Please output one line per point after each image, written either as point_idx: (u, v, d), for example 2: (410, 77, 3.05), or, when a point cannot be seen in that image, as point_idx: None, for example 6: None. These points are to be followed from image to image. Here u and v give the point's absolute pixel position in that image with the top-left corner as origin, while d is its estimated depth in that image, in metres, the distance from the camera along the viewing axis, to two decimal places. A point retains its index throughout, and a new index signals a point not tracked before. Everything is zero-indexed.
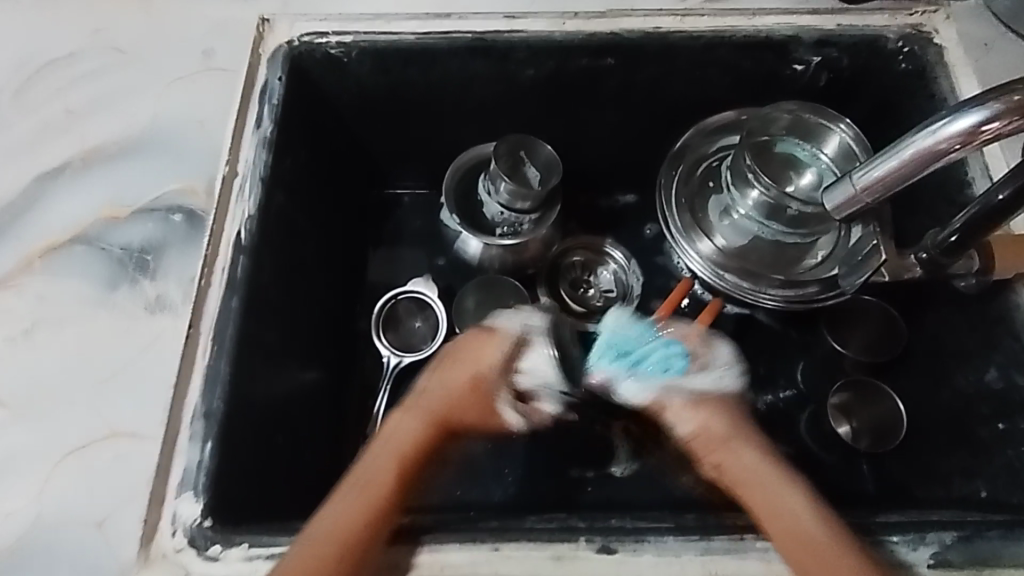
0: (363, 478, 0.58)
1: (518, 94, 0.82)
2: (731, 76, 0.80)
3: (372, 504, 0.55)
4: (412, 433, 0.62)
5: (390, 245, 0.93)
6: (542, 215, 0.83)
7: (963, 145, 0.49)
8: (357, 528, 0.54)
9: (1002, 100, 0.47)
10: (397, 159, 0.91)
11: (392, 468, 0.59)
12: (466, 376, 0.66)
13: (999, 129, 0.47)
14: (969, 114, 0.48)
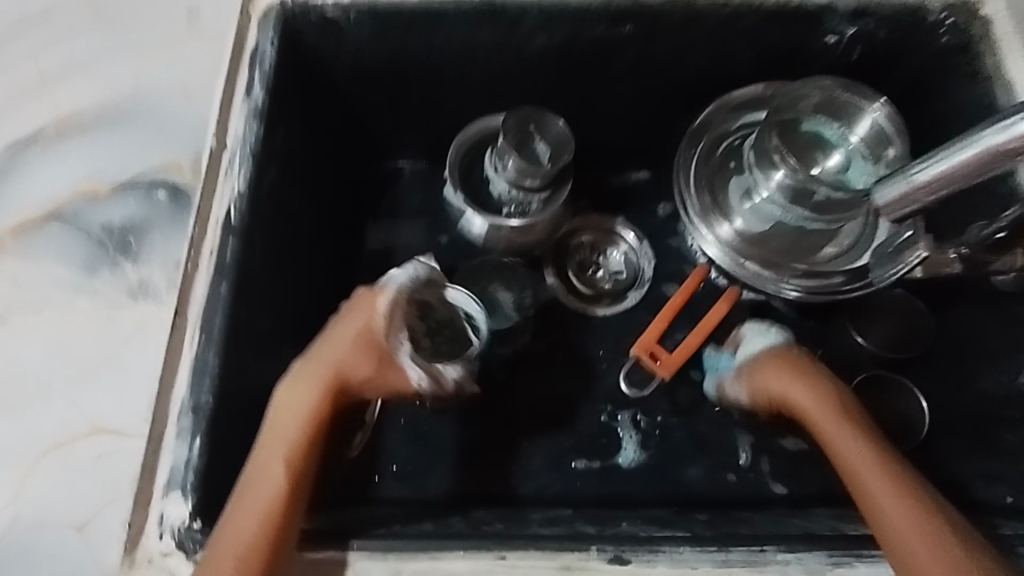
0: (253, 474, 0.53)
1: (528, 64, 0.76)
2: (758, 48, 0.74)
3: (270, 502, 0.51)
4: (305, 413, 0.57)
5: (389, 222, 0.88)
6: (551, 194, 0.78)
7: None
8: (249, 526, 0.49)
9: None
10: (397, 131, 0.85)
11: (283, 457, 0.54)
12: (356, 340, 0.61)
13: None
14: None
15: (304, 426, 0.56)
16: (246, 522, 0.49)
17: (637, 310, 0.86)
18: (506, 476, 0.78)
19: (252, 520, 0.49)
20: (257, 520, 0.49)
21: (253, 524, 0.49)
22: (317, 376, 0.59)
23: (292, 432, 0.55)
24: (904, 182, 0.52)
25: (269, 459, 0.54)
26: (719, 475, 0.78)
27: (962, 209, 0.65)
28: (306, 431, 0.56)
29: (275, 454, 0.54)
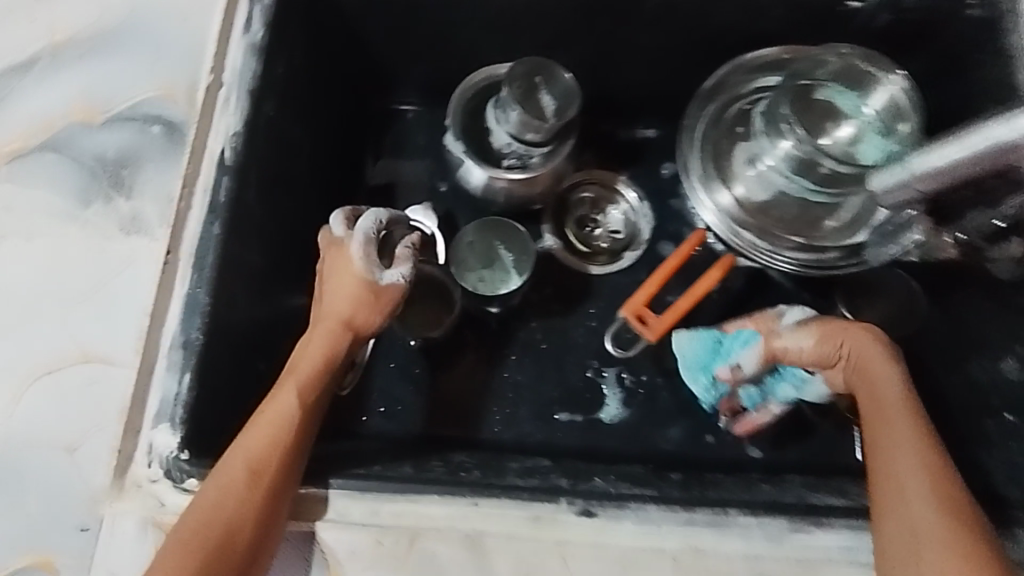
0: (264, 411, 0.53)
1: (543, 8, 0.74)
2: (783, 9, 0.71)
3: (280, 431, 0.52)
4: (321, 352, 0.58)
5: (391, 167, 0.88)
6: (554, 148, 0.76)
7: None
8: (264, 452, 0.50)
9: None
10: (404, 71, 0.84)
11: (292, 392, 0.54)
12: (349, 290, 0.60)
13: None
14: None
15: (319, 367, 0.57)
16: (257, 445, 0.50)
17: (631, 270, 0.86)
18: (490, 423, 0.80)
19: (263, 445, 0.51)
20: (268, 442, 0.51)
21: (267, 447, 0.51)
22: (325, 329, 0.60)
23: (306, 370, 0.56)
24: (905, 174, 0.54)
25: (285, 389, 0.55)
26: (697, 436, 0.80)
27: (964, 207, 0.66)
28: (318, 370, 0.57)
29: (289, 386, 0.55)
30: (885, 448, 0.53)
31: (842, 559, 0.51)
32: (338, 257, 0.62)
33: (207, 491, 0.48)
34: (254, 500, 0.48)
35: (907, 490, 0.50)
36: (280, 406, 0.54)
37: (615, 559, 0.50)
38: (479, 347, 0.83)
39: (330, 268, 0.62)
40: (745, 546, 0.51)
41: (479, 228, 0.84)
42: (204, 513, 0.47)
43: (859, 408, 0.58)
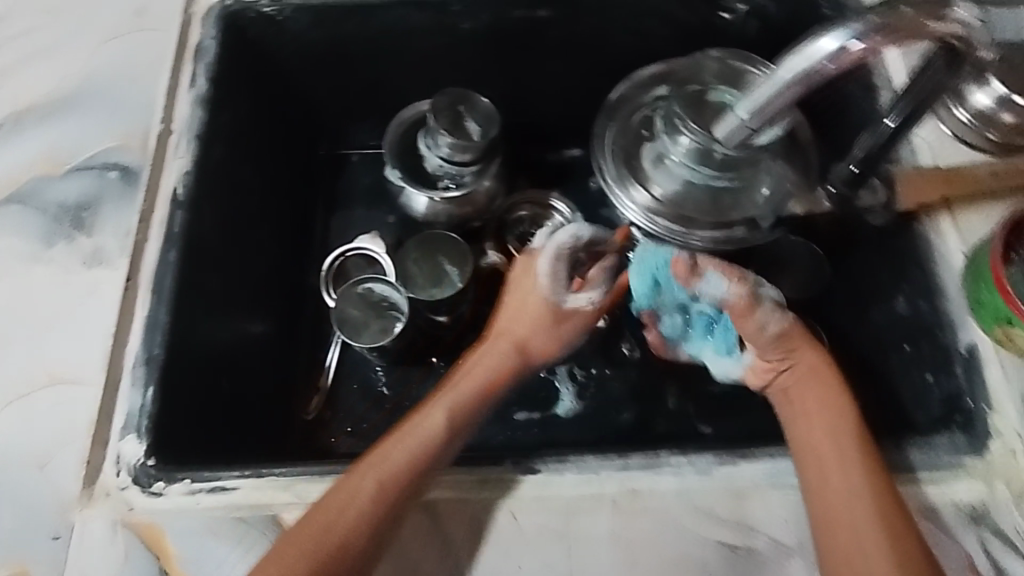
0: (424, 420, 0.60)
1: (459, 47, 0.83)
2: (667, 27, 0.82)
3: (419, 451, 0.57)
4: (486, 375, 0.66)
5: (341, 205, 0.95)
6: (484, 167, 0.85)
7: (834, 66, 0.47)
8: (403, 460, 0.56)
9: (864, 18, 0.45)
10: (345, 117, 0.92)
11: (444, 411, 0.61)
12: (530, 314, 0.70)
13: (862, 52, 0.45)
14: (833, 35, 0.46)
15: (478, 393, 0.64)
16: (399, 461, 0.55)
17: None
18: None
19: (411, 459, 0.56)
20: (417, 452, 0.57)
21: (418, 458, 0.56)
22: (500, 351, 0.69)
23: (464, 395, 0.63)
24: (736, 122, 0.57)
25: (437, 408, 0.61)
26: (649, 419, 0.85)
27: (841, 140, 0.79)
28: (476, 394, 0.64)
29: (444, 402, 0.62)
30: (837, 497, 0.53)
31: (763, 483, 0.56)
32: (528, 281, 0.72)
33: (333, 496, 0.53)
34: (364, 522, 0.52)
35: (863, 549, 0.50)
36: (430, 421, 0.60)
37: (559, 505, 0.55)
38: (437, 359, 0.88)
39: (512, 282, 0.74)
40: (678, 484, 0.55)
41: (418, 244, 0.87)
42: (330, 517, 0.52)
43: (805, 448, 0.57)
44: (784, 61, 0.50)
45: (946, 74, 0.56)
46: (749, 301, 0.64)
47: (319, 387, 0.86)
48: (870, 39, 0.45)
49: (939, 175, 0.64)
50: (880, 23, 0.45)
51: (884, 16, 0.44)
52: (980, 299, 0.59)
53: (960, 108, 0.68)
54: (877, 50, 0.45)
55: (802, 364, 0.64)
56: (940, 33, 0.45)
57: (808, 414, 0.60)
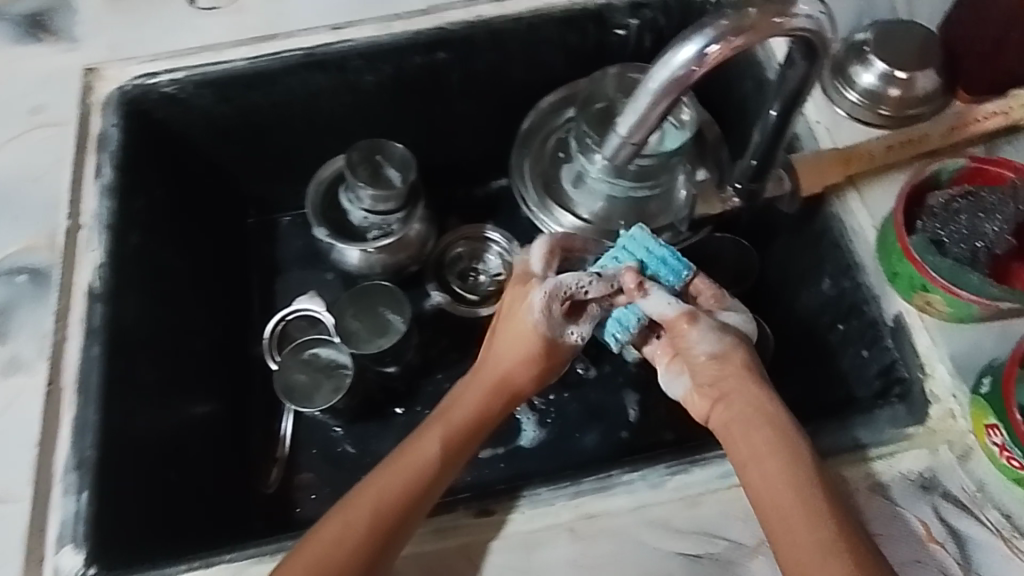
0: (411, 451, 0.57)
1: (366, 100, 0.84)
2: (564, 52, 0.84)
3: (416, 481, 0.55)
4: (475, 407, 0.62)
5: (276, 268, 0.94)
6: (409, 211, 0.85)
7: (698, 69, 0.50)
8: (391, 491, 0.54)
9: (714, 23, 0.49)
10: (267, 183, 0.93)
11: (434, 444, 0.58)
12: (525, 337, 0.63)
13: (720, 51, 0.49)
14: (693, 41, 0.50)
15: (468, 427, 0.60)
16: (391, 493, 0.54)
17: None
18: None
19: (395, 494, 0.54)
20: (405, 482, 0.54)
21: (405, 489, 0.54)
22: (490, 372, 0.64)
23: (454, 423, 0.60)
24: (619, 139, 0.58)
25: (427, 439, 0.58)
26: (613, 435, 0.85)
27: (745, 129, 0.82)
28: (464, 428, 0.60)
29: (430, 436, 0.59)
30: (815, 555, 0.48)
31: (719, 486, 0.55)
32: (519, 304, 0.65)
33: (311, 550, 0.51)
34: (352, 565, 0.50)
35: None
36: (420, 455, 0.56)
37: (515, 542, 0.54)
38: (400, 410, 0.86)
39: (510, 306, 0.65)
40: (630, 500, 0.55)
41: (353, 299, 0.86)
42: (314, 559, 0.50)
43: (763, 508, 0.51)
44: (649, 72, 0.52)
45: (810, 66, 0.54)
46: (688, 322, 0.60)
47: (277, 456, 0.84)
48: (725, 40, 0.49)
49: (835, 155, 0.65)
50: (729, 25, 0.49)
51: (732, 18, 0.49)
52: (893, 270, 0.60)
53: (852, 92, 0.69)
54: (735, 49, 0.49)
55: (740, 394, 0.57)
56: (788, 28, 0.49)
57: (761, 454, 0.53)
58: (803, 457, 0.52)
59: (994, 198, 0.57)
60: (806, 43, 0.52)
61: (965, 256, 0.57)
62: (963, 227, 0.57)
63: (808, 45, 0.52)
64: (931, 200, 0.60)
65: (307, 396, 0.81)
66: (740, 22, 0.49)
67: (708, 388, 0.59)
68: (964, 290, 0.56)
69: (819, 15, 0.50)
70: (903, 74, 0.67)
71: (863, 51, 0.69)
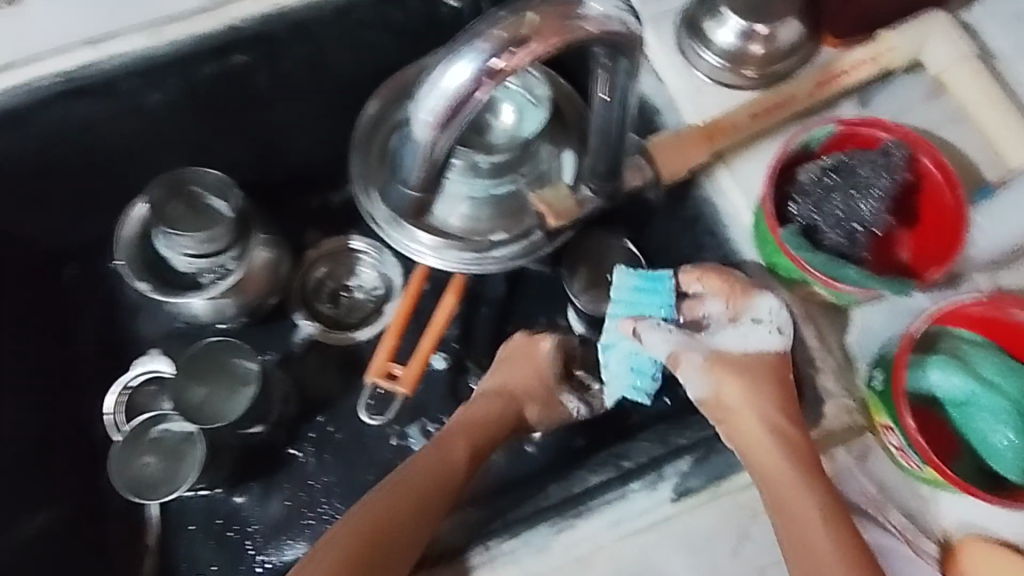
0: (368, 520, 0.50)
1: (160, 123, 0.70)
2: (390, 32, 0.72)
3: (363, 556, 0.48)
4: (447, 474, 0.54)
5: (113, 328, 0.81)
6: (243, 247, 0.73)
7: (479, 89, 0.42)
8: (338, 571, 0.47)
9: (487, 33, 0.41)
10: (76, 232, 0.78)
11: (394, 515, 0.50)
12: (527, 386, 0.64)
13: (502, 65, 0.41)
14: (467, 55, 0.41)
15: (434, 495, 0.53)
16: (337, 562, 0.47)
17: None
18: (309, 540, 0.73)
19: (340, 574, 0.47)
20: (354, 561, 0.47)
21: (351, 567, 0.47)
22: (468, 426, 0.60)
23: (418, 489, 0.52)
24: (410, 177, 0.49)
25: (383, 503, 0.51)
26: None
27: None
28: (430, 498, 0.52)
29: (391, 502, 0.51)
30: None
31: (608, 539, 0.50)
32: (523, 364, 0.65)
33: None
34: None
35: None
36: (368, 529, 0.49)
37: None
38: (296, 451, 0.78)
39: (515, 353, 0.66)
40: (516, 568, 0.50)
41: (188, 370, 0.73)
42: None
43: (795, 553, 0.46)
44: (422, 97, 0.44)
45: (626, 68, 0.46)
46: (677, 359, 0.55)
47: (151, 542, 0.75)
48: (506, 51, 0.41)
49: (696, 132, 0.57)
50: (506, 34, 0.41)
51: (511, 25, 0.41)
52: (770, 261, 0.53)
53: (709, 52, 0.61)
54: (521, 61, 0.41)
55: (743, 427, 0.52)
56: (586, 32, 0.42)
57: (784, 481, 0.48)
58: (816, 483, 0.48)
59: (868, 170, 0.51)
60: (613, 43, 0.44)
61: (843, 241, 0.51)
62: (837, 209, 0.51)
63: (614, 47, 0.44)
64: (801, 176, 0.53)
65: (163, 480, 0.70)
66: (520, 28, 0.41)
67: (720, 405, 0.54)
68: (842, 281, 0.50)
69: (616, 13, 0.42)
70: (763, 28, 0.58)
71: (715, 3, 0.59)
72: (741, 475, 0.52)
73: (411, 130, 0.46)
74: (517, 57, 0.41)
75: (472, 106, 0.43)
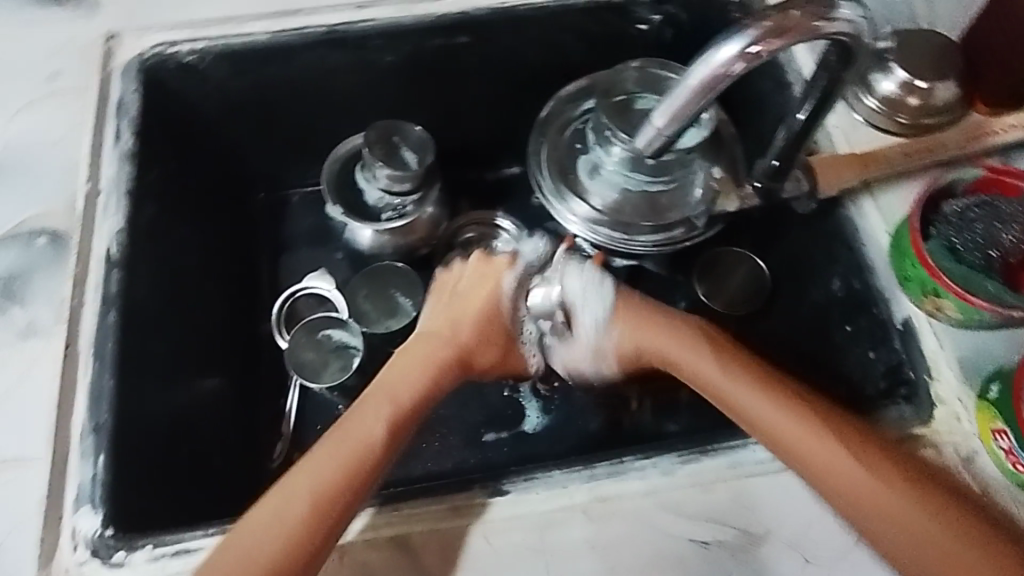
0: (314, 479, 0.55)
1: (382, 80, 0.83)
2: (583, 41, 0.84)
3: (320, 504, 0.54)
4: (379, 429, 0.59)
5: (285, 248, 0.92)
6: (425, 194, 0.86)
7: (737, 67, 0.54)
8: (297, 522, 0.53)
9: (756, 25, 0.53)
10: (280, 160, 0.91)
11: (341, 469, 0.56)
12: (479, 318, 0.66)
13: (762, 50, 0.53)
14: (734, 40, 0.53)
15: (369, 450, 0.57)
16: (294, 515, 0.54)
17: None
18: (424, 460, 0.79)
19: (296, 522, 0.53)
20: (305, 511, 0.54)
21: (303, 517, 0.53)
22: (404, 373, 0.63)
23: (357, 449, 0.57)
24: (654, 129, 0.62)
25: (323, 462, 0.56)
26: None
27: (760, 127, 0.83)
28: (369, 454, 0.57)
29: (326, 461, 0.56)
30: (784, 449, 0.55)
31: (729, 475, 0.57)
32: (477, 292, 0.67)
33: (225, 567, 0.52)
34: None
35: (860, 500, 0.52)
36: (311, 486, 0.55)
37: (530, 523, 0.56)
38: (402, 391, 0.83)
39: (460, 295, 0.68)
40: (645, 486, 0.57)
41: (365, 281, 0.88)
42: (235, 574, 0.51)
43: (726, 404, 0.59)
44: (690, 67, 0.56)
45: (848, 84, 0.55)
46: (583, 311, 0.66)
47: (283, 432, 0.82)
48: (765, 41, 0.52)
49: (851, 156, 0.67)
50: (770, 26, 0.53)
51: (775, 20, 0.53)
52: (906, 274, 0.62)
53: (869, 97, 0.70)
54: (774, 50, 0.53)
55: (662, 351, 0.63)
56: (828, 34, 0.53)
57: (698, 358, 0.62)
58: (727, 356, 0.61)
59: (1011, 208, 0.60)
60: (844, 48, 0.56)
61: (981, 263, 0.60)
62: (980, 235, 0.60)
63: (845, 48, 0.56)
64: (946, 208, 0.61)
65: (315, 371, 0.82)
66: (781, 24, 0.52)
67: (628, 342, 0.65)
68: (977, 295, 0.58)
69: (859, 20, 0.53)
70: (924, 84, 0.68)
71: (884, 58, 0.70)
72: None
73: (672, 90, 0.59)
74: (774, 45, 0.53)
75: (728, 80, 0.55)
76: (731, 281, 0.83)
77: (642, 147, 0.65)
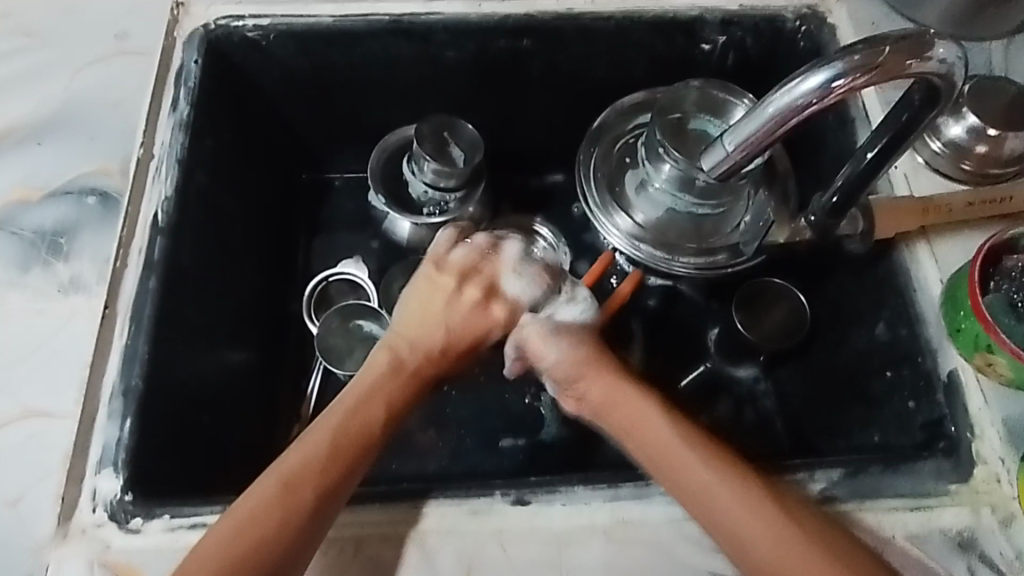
0: (283, 472, 0.55)
1: (441, 76, 0.83)
2: (647, 57, 0.83)
3: (287, 501, 0.53)
4: (347, 424, 0.58)
5: (323, 230, 0.92)
6: (468, 192, 0.85)
7: (819, 100, 0.53)
8: (266, 518, 0.52)
9: (846, 58, 0.52)
10: (328, 142, 0.90)
11: (309, 462, 0.55)
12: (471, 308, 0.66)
13: (847, 85, 0.52)
14: (821, 72, 0.52)
15: (337, 445, 0.57)
16: (253, 509, 0.53)
17: None
18: (436, 459, 0.79)
19: (265, 517, 0.52)
20: (275, 504, 0.53)
21: (268, 512, 0.53)
22: (378, 362, 0.63)
23: (326, 442, 0.56)
24: (725, 152, 0.60)
25: (291, 457, 0.56)
26: None
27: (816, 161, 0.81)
28: (337, 450, 0.56)
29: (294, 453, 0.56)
30: (732, 526, 0.53)
31: None
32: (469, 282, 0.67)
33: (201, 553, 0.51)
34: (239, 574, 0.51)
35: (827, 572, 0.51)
36: (271, 484, 0.54)
37: (548, 537, 0.55)
38: None
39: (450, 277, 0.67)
40: (668, 512, 0.56)
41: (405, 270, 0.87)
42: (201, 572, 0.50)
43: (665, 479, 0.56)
44: (770, 95, 0.55)
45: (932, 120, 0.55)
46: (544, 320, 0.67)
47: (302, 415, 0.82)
48: (853, 74, 0.51)
49: (914, 202, 0.65)
50: (859, 60, 0.51)
51: (865, 54, 0.52)
52: (958, 326, 0.60)
53: (937, 142, 0.68)
54: (860, 84, 0.52)
55: (642, 436, 0.59)
56: (911, 75, 0.53)
57: (642, 424, 0.59)
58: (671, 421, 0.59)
59: None
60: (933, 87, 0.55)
61: None
62: None
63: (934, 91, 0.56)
64: (1009, 262, 0.60)
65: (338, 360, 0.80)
66: (870, 59, 0.52)
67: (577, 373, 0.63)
68: None
69: (954, 60, 0.53)
70: (994, 132, 0.67)
71: (957, 102, 0.68)
72: (889, 500, 0.56)
73: (749, 116, 0.57)
74: (862, 80, 0.52)
75: (808, 112, 0.54)
76: (770, 318, 0.79)
77: (708, 170, 0.63)
